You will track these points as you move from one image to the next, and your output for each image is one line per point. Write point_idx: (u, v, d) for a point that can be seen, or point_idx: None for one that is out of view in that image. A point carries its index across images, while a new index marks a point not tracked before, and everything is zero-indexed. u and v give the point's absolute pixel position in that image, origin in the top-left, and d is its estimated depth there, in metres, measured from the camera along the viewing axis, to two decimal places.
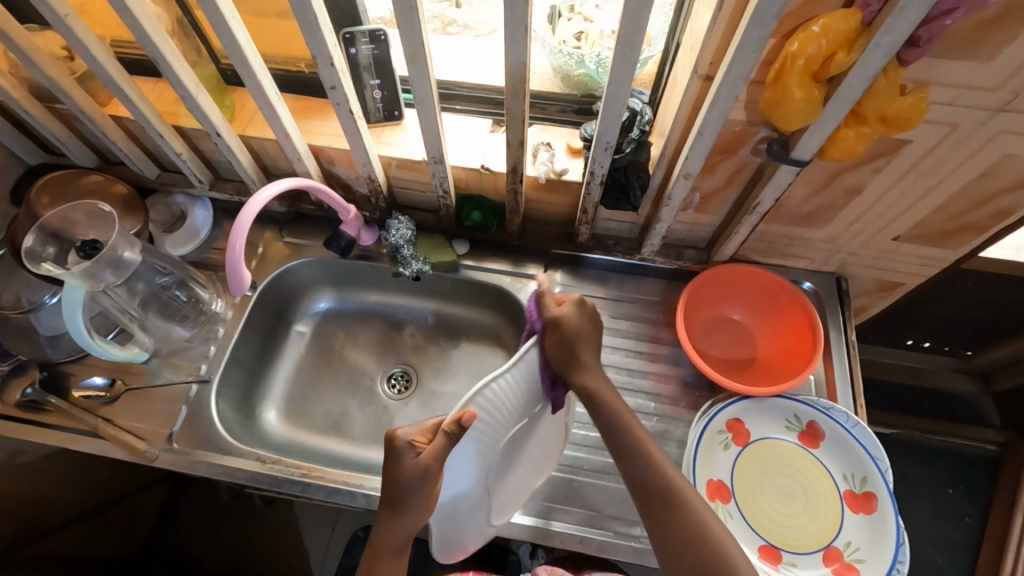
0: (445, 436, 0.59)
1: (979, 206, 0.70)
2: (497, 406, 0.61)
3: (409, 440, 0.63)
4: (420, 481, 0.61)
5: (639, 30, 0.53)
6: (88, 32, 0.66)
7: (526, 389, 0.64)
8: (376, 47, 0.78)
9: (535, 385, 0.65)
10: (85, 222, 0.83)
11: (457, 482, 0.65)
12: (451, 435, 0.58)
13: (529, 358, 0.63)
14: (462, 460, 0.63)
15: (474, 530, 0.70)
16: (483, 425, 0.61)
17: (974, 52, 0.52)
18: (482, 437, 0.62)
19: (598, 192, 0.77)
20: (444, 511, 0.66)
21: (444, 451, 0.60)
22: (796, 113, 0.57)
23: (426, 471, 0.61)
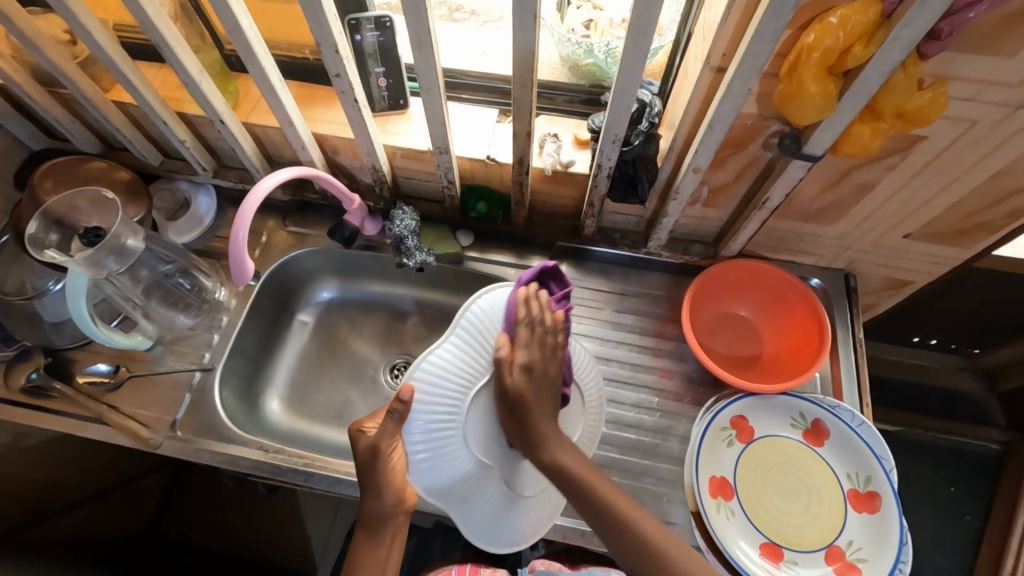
0: (392, 416, 0.66)
1: (994, 205, 0.69)
2: (436, 379, 0.69)
3: (360, 426, 0.69)
4: (370, 463, 0.66)
5: (651, 19, 0.52)
6: (90, 16, 0.65)
7: (464, 358, 0.70)
8: (381, 34, 0.76)
9: (477, 354, 0.70)
10: (87, 209, 0.82)
11: (436, 464, 0.69)
12: (399, 412, 0.66)
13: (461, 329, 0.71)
14: (428, 441, 0.69)
15: (490, 512, 0.72)
16: (427, 400, 0.68)
17: (997, 47, 0.51)
18: (434, 412, 0.69)
19: (605, 185, 0.76)
20: (439, 498, 0.70)
21: (388, 431, 0.66)
22: (810, 108, 0.55)
23: (374, 449, 0.66)
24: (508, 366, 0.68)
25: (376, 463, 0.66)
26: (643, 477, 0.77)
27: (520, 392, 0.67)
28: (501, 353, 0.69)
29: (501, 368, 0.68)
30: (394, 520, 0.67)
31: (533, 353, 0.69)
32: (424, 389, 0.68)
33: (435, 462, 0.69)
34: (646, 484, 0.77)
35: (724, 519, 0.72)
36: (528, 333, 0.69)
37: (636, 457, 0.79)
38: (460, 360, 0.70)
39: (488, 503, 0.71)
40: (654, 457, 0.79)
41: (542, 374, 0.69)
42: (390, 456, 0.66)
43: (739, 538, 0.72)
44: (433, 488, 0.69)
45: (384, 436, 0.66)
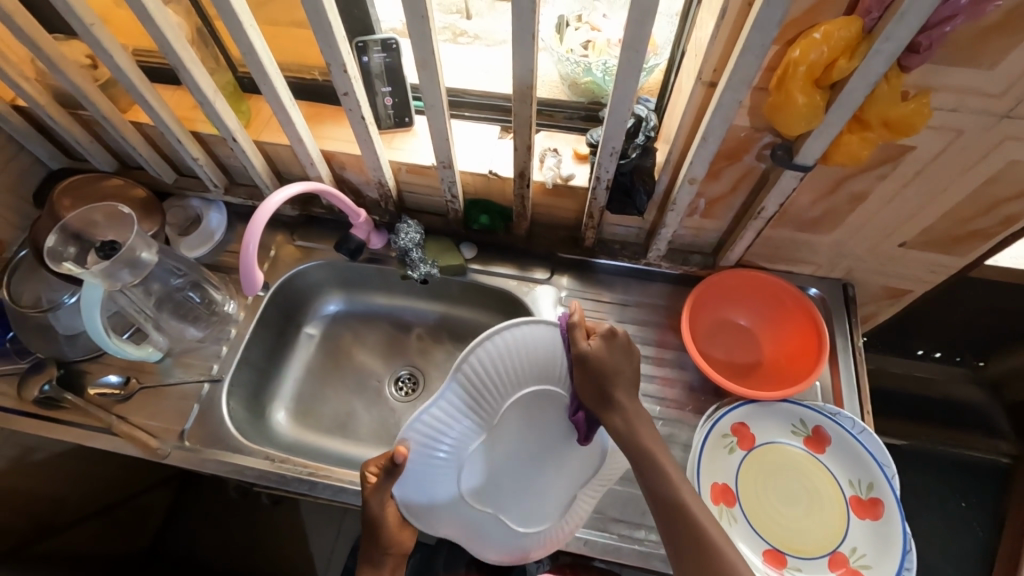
0: (386, 473, 0.63)
1: (986, 212, 0.70)
2: (455, 396, 0.65)
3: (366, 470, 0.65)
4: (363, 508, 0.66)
5: (644, 36, 0.54)
6: (113, 41, 0.68)
7: (480, 382, 0.66)
8: (388, 55, 0.79)
9: (495, 382, 0.67)
10: (105, 223, 0.85)
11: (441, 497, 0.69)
12: (388, 471, 0.63)
13: (476, 361, 0.65)
14: (430, 451, 0.66)
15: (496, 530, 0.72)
16: (435, 418, 0.65)
17: (976, 59, 0.53)
18: (435, 429, 0.65)
19: (604, 196, 0.78)
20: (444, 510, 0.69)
21: (381, 488, 0.64)
22: (799, 119, 0.57)
23: (367, 504, 0.65)
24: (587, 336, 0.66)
25: (369, 514, 0.65)
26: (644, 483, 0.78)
27: (600, 360, 0.65)
28: (577, 328, 0.66)
29: (576, 335, 0.65)
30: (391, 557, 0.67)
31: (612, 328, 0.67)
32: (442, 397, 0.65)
33: (439, 499, 0.69)
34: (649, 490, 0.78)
35: (726, 525, 0.72)
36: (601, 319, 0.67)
37: None
38: (475, 381, 0.66)
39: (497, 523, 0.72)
40: None
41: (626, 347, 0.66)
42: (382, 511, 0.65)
43: (742, 543, 0.72)
44: (432, 504, 0.68)
45: (377, 493, 0.64)
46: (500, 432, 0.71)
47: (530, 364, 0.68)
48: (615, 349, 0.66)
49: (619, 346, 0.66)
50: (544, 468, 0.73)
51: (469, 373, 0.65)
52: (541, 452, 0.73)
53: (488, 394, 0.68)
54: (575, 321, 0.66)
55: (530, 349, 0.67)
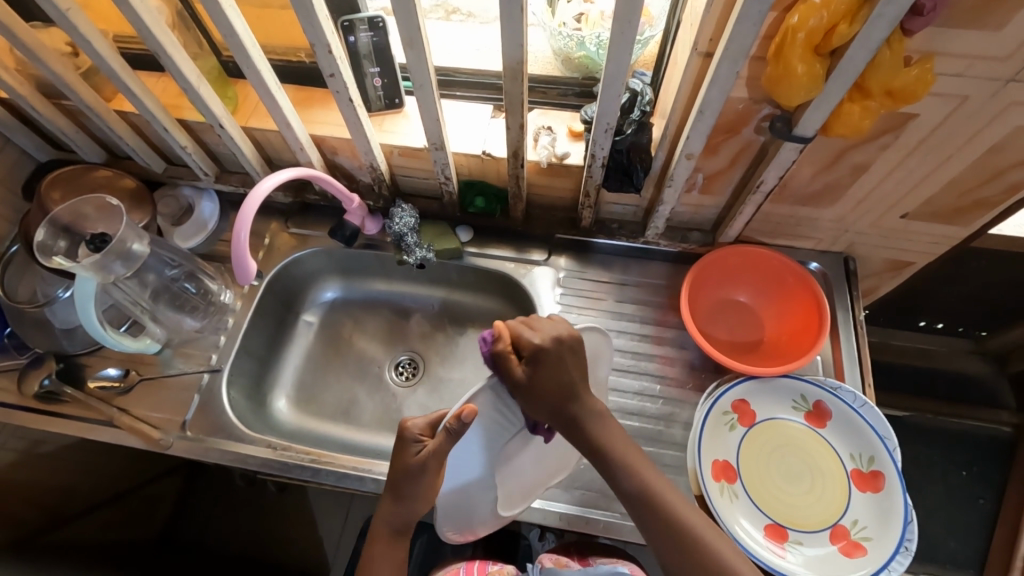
0: (449, 434, 0.62)
1: (990, 181, 0.69)
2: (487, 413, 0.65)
3: (416, 432, 0.65)
4: (412, 475, 0.64)
5: (636, 6, 0.52)
6: (91, 27, 0.66)
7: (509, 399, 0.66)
8: (375, 34, 0.77)
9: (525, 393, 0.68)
10: (95, 216, 0.83)
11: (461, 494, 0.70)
12: (452, 431, 0.61)
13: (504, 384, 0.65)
14: (463, 458, 0.68)
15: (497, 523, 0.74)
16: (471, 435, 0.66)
17: (982, 21, 0.51)
18: (471, 442, 0.67)
19: (600, 174, 0.77)
20: (456, 506, 0.70)
21: (443, 447, 0.62)
22: (798, 88, 0.56)
23: (422, 465, 0.63)
24: (514, 362, 0.65)
25: (421, 476, 0.64)
26: None
27: (539, 382, 0.64)
28: (502, 361, 0.65)
29: (508, 363, 0.64)
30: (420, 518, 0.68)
31: (539, 339, 0.66)
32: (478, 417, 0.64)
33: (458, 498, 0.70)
34: None
35: (727, 501, 0.72)
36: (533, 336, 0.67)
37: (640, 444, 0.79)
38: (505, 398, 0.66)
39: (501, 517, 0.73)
40: (657, 443, 0.79)
41: (559, 351, 0.66)
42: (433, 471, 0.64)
43: (744, 519, 0.72)
44: (452, 492, 0.69)
45: (434, 454, 0.63)
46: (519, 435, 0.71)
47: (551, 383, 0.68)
48: (549, 367, 0.65)
49: (549, 361, 0.65)
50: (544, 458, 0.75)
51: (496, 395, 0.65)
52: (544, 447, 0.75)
53: (515, 408, 0.68)
54: (501, 356, 0.65)
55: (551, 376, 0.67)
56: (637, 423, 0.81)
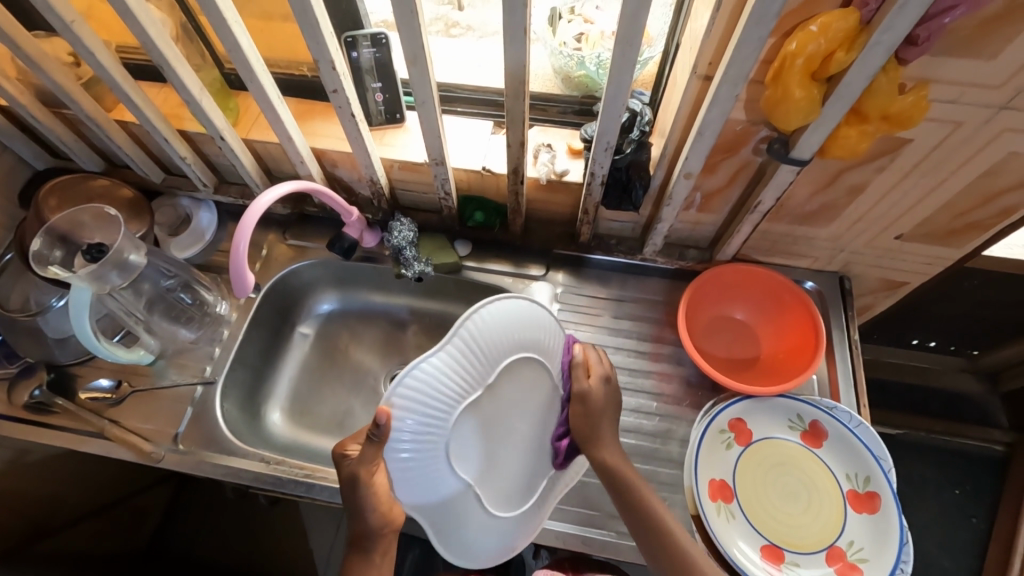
0: (370, 441, 0.58)
1: (984, 204, 0.70)
2: (416, 419, 0.59)
3: (343, 448, 0.63)
4: (350, 488, 0.61)
5: (638, 28, 0.53)
6: (94, 38, 0.66)
7: (439, 396, 0.60)
8: (377, 51, 0.78)
9: (460, 386, 0.62)
10: (92, 224, 0.83)
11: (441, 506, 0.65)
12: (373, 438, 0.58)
13: (425, 379, 0.59)
14: (416, 474, 0.61)
15: (485, 535, 0.70)
16: (410, 448, 0.60)
17: (976, 50, 0.52)
18: (418, 456, 0.60)
19: (599, 191, 0.77)
20: (434, 525, 0.66)
21: (366, 458, 0.59)
22: (796, 112, 0.57)
23: (354, 476, 0.61)
24: (587, 372, 0.72)
25: (357, 490, 0.61)
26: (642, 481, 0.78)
27: (599, 396, 0.71)
28: (580, 362, 0.72)
29: (577, 373, 0.72)
30: (384, 537, 0.64)
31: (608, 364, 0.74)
32: (404, 423, 0.58)
33: (441, 513, 0.66)
34: None
35: (724, 521, 0.72)
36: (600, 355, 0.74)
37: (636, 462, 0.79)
38: (434, 398, 0.60)
39: (487, 528, 0.69)
40: (654, 461, 0.79)
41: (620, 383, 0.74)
42: (371, 482, 0.61)
43: (740, 540, 0.72)
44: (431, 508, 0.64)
45: (363, 462, 0.60)
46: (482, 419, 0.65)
47: (495, 344, 0.64)
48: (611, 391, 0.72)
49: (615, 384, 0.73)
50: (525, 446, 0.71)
51: (422, 395, 0.59)
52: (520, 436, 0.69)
53: (461, 384, 0.62)
54: (579, 356, 0.72)
55: (501, 332, 0.64)
56: (633, 440, 0.81)
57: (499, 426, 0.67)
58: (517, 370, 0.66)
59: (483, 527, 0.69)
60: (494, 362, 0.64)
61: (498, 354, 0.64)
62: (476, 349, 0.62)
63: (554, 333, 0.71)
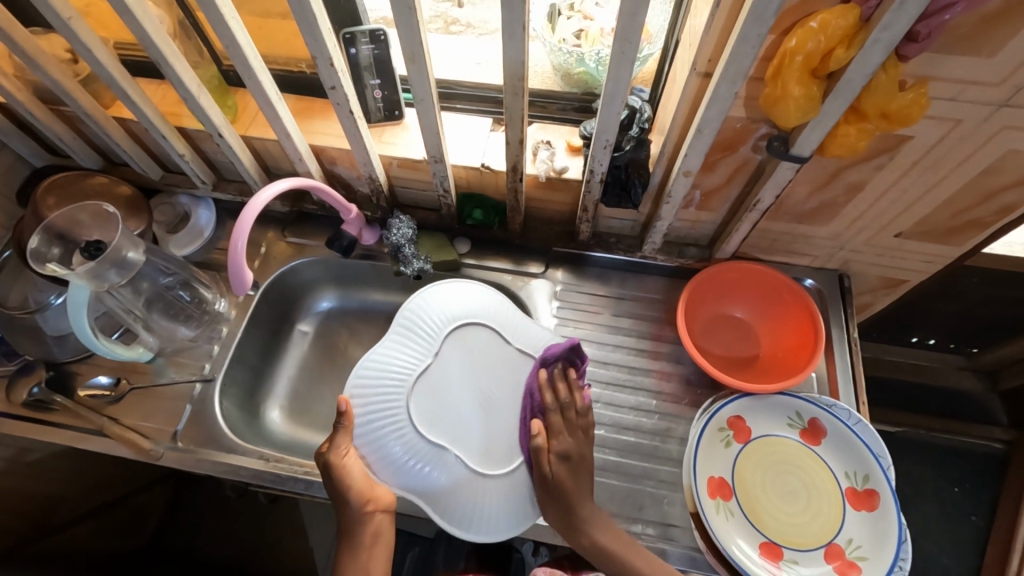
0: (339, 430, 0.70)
1: (983, 203, 0.70)
2: (372, 397, 0.75)
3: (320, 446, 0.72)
4: (327, 477, 0.69)
5: (637, 26, 0.53)
6: (91, 34, 0.66)
7: (389, 375, 0.76)
8: (376, 47, 0.78)
9: (405, 363, 0.78)
10: (91, 223, 0.83)
11: (430, 477, 0.72)
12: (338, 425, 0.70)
13: (375, 363, 0.77)
14: (385, 444, 0.73)
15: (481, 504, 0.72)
16: (372, 423, 0.73)
17: (976, 47, 0.52)
18: (383, 429, 0.73)
19: (598, 189, 0.77)
20: (423, 495, 0.72)
21: (337, 443, 0.70)
22: (795, 110, 0.57)
23: (327, 463, 0.69)
24: (546, 453, 0.70)
25: (331, 475, 0.69)
26: (641, 479, 0.78)
27: (561, 481, 0.69)
28: (538, 443, 0.71)
29: (538, 457, 0.70)
30: (371, 520, 0.69)
31: (569, 440, 0.71)
32: (362, 399, 0.75)
33: (431, 487, 0.72)
34: (645, 486, 0.77)
35: (723, 519, 0.72)
36: (559, 420, 0.72)
37: (636, 459, 0.79)
38: (385, 378, 0.76)
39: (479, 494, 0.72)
40: (653, 459, 0.79)
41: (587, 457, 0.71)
42: (342, 464, 0.69)
43: (739, 538, 0.72)
44: (419, 483, 0.72)
45: (334, 448, 0.70)
46: (438, 390, 0.77)
47: (429, 326, 0.80)
48: (575, 472, 0.70)
49: (577, 460, 0.70)
50: (499, 409, 0.77)
51: (374, 378, 0.76)
52: (488, 401, 0.77)
53: (405, 363, 0.78)
54: (535, 438, 0.71)
55: (433, 317, 0.81)
56: (632, 438, 0.81)
57: (461, 394, 0.77)
58: (457, 341, 0.80)
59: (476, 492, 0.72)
60: (432, 338, 0.79)
61: (435, 332, 0.80)
62: (414, 331, 0.80)
63: (501, 309, 0.83)
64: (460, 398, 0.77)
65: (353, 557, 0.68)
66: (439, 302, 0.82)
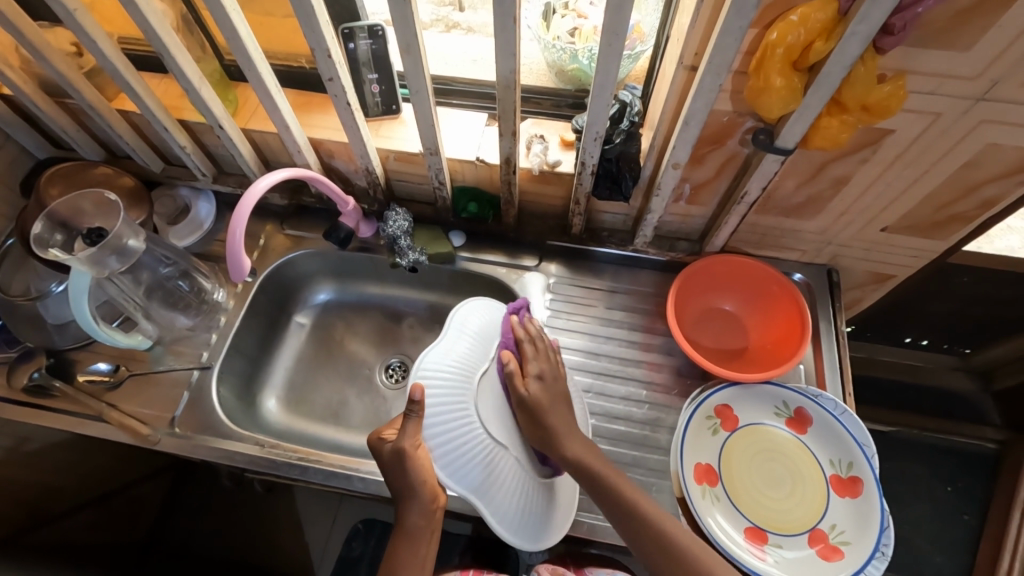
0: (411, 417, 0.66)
1: (966, 196, 0.71)
2: (436, 394, 0.71)
3: (378, 435, 0.68)
4: (397, 465, 0.65)
5: (624, 19, 0.55)
6: (96, 26, 0.68)
7: (452, 376, 0.73)
8: (374, 42, 0.80)
9: (465, 363, 0.75)
10: (93, 211, 0.85)
11: (486, 479, 0.69)
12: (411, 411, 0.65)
13: (438, 360, 0.74)
14: (449, 443, 0.69)
15: (537, 506, 0.71)
16: (440, 419, 0.70)
17: (951, 41, 0.54)
18: (450, 428, 0.70)
19: (590, 181, 0.79)
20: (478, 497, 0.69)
21: (412, 429, 0.65)
22: (777, 101, 0.58)
23: (399, 451, 0.64)
24: (521, 378, 0.73)
25: (404, 465, 0.64)
26: (632, 467, 0.79)
27: (539, 398, 0.72)
28: (512, 367, 0.74)
29: (514, 381, 0.73)
30: (431, 519, 0.66)
31: (540, 361, 0.76)
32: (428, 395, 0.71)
33: (486, 485, 0.69)
34: (635, 474, 0.78)
35: (709, 503, 0.74)
36: (531, 347, 0.77)
37: (625, 448, 0.80)
38: (448, 375, 0.73)
39: (537, 497, 0.71)
40: (642, 448, 0.80)
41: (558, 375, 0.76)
42: (416, 455, 0.65)
43: (725, 524, 0.73)
44: (476, 484, 0.69)
45: (407, 435, 0.65)
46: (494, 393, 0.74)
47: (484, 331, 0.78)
48: (551, 389, 0.74)
49: (551, 381, 0.74)
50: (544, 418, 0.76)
51: (441, 370, 0.73)
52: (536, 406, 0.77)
53: (463, 362, 0.75)
54: (509, 362, 0.74)
55: (485, 322, 0.79)
56: (623, 428, 0.82)
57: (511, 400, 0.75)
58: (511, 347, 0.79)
59: (534, 495, 0.71)
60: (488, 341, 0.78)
61: (487, 338, 0.78)
62: (471, 334, 0.77)
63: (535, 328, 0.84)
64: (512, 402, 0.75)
65: (411, 557, 0.65)
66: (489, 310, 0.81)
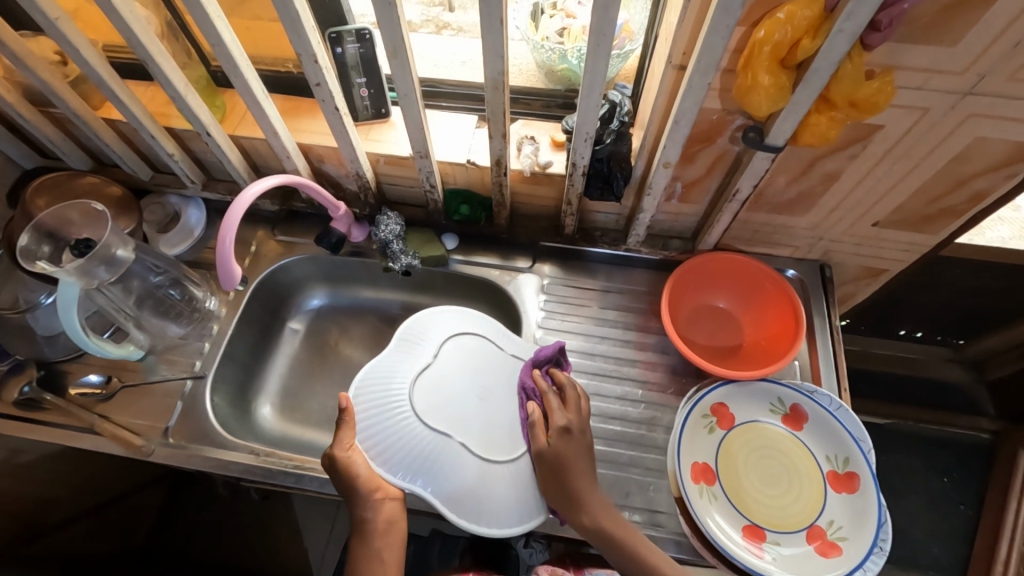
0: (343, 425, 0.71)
1: (956, 190, 0.72)
2: (371, 400, 0.74)
3: None
4: (333, 471, 0.70)
5: (610, 19, 0.54)
6: (79, 35, 0.67)
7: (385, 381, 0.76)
8: (362, 46, 0.79)
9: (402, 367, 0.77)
10: (80, 222, 0.84)
11: (435, 474, 0.71)
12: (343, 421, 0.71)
13: (376, 369, 0.77)
14: (389, 444, 0.72)
15: (497, 492, 0.71)
16: (377, 424, 0.73)
17: (939, 36, 0.54)
18: (391, 431, 0.72)
19: (581, 182, 0.78)
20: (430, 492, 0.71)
21: (342, 438, 0.70)
22: (766, 99, 0.58)
23: (332, 458, 0.69)
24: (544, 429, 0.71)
25: (338, 469, 0.69)
26: (630, 467, 0.79)
27: (560, 451, 0.69)
28: (536, 418, 0.72)
29: (535, 433, 0.71)
30: (383, 508, 0.69)
31: (568, 413, 0.72)
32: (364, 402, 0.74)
33: (438, 480, 0.71)
34: (633, 474, 0.78)
35: (706, 502, 0.74)
36: (557, 399, 0.74)
37: (623, 448, 0.80)
38: (384, 380, 0.76)
39: (492, 485, 0.71)
40: (639, 447, 0.80)
41: (584, 430, 0.71)
42: (346, 457, 0.69)
43: (723, 522, 0.73)
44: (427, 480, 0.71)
45: (339, 442, 0.70)
46: (436, 392, 0.76)
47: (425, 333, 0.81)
48: (574, 444, 0.70)
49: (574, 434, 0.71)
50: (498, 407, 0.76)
51: (379, 378, 0.76)
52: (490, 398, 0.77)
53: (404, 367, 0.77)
54: (533, 413, 0.72)
55: (428, 327, 0.82)
56: (619, 428, 0.82)
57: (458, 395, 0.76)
58: (460, 344, 0.81)
59: (490, 480, 0.71)
60: (431, 342, 0.80)
61: (429, 340, 0.80)
62: (411, 341, 0.80)
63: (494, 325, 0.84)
64: (459, 397, 0.76)
65: (372, 555, 0.68)
66: (437, 315, 0.83)
